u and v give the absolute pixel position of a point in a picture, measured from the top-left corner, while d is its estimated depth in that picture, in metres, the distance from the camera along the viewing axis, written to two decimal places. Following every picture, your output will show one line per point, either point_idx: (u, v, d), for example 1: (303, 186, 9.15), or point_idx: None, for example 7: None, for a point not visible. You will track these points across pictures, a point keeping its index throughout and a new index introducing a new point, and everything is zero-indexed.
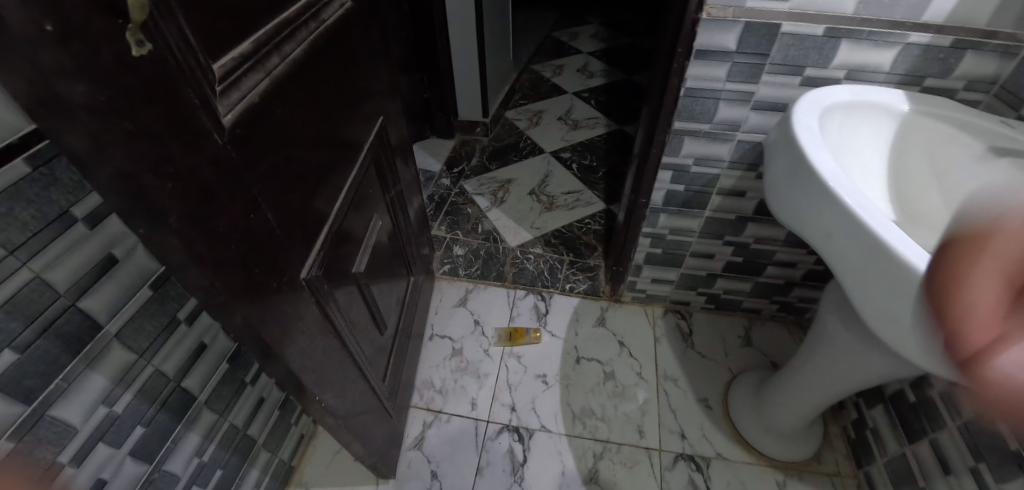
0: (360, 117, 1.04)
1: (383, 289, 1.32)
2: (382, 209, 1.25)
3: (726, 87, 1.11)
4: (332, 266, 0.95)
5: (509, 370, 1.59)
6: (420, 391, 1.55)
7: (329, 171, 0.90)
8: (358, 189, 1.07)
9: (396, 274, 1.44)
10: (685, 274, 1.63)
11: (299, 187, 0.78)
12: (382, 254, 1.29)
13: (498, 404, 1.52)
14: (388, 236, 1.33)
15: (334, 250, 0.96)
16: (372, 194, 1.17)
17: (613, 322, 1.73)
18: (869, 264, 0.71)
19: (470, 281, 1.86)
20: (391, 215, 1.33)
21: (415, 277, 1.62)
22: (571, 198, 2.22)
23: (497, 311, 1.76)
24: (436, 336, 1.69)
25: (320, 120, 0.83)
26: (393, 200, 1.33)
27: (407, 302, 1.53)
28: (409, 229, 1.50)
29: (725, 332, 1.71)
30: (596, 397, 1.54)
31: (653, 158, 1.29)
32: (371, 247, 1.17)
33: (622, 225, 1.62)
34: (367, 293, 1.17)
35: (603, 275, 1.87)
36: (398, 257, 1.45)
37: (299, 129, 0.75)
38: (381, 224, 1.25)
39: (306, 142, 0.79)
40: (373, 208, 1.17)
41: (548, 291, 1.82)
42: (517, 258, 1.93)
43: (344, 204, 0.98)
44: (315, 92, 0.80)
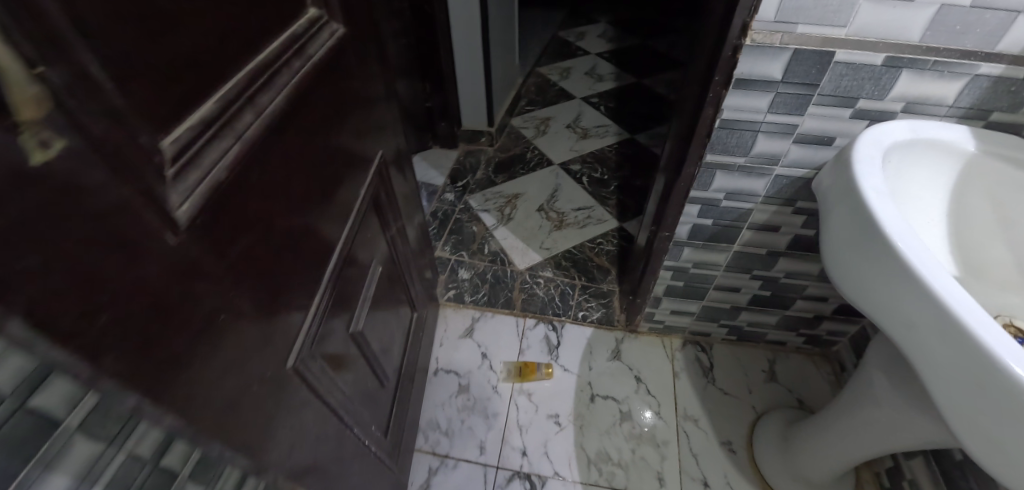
0: (356, 158, 0.92)
1: (383, 333, 1.21)
2: (382, 250, 1.14)
3: (766, 119, 0.99)
4: (326, 333, 0.84)
5: (519, 409, 1.48)
6: (425, 433, 1.44)
7: (320, 227, 0.78)
8: (355, 238, 0.95)
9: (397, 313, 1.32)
10: (708, 307, 1.51)
11: (282, 257, 0.66)
12: (382, 297, 1.17)
13: (508, 447, 1.40)
14: (389, 275, 1.21)
15: (328, 312, 0.84)
16: (371, 238, 1.05)
17: (629, 356, 1.61)
18: (940, 340, 0.62)
19: (476, 309, 1.75)
20: (392, 254, 1.21)
21: (419, 310, 1.51)
22: (581, 215, 2.11)
23: (505, 342, 1.65)
24: (441, 370, 1.58)
25: (307, 174, 0.71)
26: (394, 237, 1.21)
27: (410, 341, 1.42)
28: (410, 262, 1.39)
29: (749, 366, 1.58)
30: (613, 442, 1.41)
31: (679, 191, 1.18)
32: (371, 295, 1.06)
33: (642, 254, 1.50)
34: (365, 344, 1.05)
35: (618, 302, 1.75)
36: (400, 293, 1.34)
37: (280, 191, 0.64)
38: (380, 266, 1.13)
39: (289, 204, 0.67)
40: (372, 251, 1.06)
41: (560, 320, 1.71)
42: (526, 284, 1.82)
43: (340, 260, 0.87)
44: (301, 144, 0.68)
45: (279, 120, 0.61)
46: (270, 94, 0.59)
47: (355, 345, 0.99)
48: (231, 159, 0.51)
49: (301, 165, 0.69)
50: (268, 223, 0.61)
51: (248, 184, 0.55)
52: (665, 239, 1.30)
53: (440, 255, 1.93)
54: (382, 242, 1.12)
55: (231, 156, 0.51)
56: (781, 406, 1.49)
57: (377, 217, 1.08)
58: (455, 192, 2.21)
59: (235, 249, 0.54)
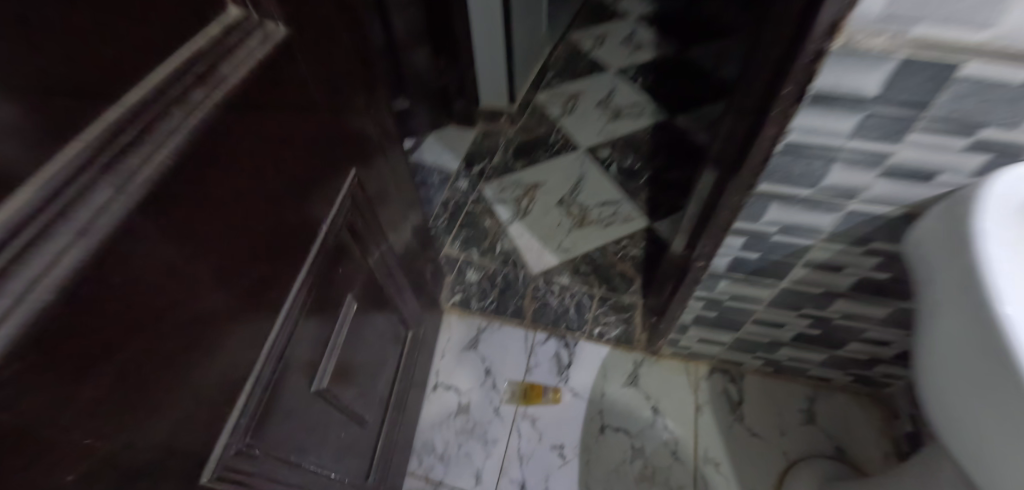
0: (322, 182, 0.74)
1: (370, 364, 1.08)
2: (367, 276, 0.98)
3: (847, 145, 0.76)
4: (281, 400, 0.71)
5: (521, 437, 1.35)
6: (419, 456, 1.34)
7: (264, 285, 0.63)
8: (324, 276, 0.79)
9: (390, 336, 1.18)
10: (742, 339, 1.30)
11: (201, 347, 0.51)
12: (364, 326, 1.01)
13: (505, 478, 1.28)
14: (377, 299, 1.06)
15: (282, 377, 0.70)
16: (350, 270, 0.89)
17: (646, 384, 1.42)
18: None
19: (482, 317, 1.60)
20: (380, 276, 1.05)
21: (416, 325, 1.35)
22: (606, 211, 1.89)
23: (512, 358, 1.51)
24: (440, 385, 1.46)
25: (232, 229, 0.54)
26: (383, 255, 1.05)
27: (404, 362, 1.27)
28: (405, 276, 1.24)
29: (784, 404, 1.37)
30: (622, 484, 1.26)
31: (724, 219, 0.96)
32: (346, 332, 0.91)
33: (672, 276, 1.30)
34: (337, 385, 0.92)
35: (640, 319, 1.54)
36: (394, 313, 1.18)
37: (185, 268, 0.47)
38: (362, 295, 0.97)
39: (203, 277, 0.51)
40: (351, 282, 0.91)
41: (573, 335, 1.53)
42: (539, 291, 1.63)
43: (297, 312, 0.71)
44: (219, 196, 0.51)
45: (171, 180, 0.43)
46: (152, 145, 0.41)
47: (324, 395, 0.86)
48: (70, 268, 0.34)
49: (221, 221, 0.52)
50: (169, 317, 0.46)
51: (120, 285, 0.39)
52: (700, 268, 1.10)
53: (448, 253, 1.76)
54: (365, 268, 0.96)
55: (71, 264, 0.34)
56: (818, 455, 1.29)
57: (359, 240, 0.91)
58: (468, 179, 2.02)
59: (110, 376, 0.39)
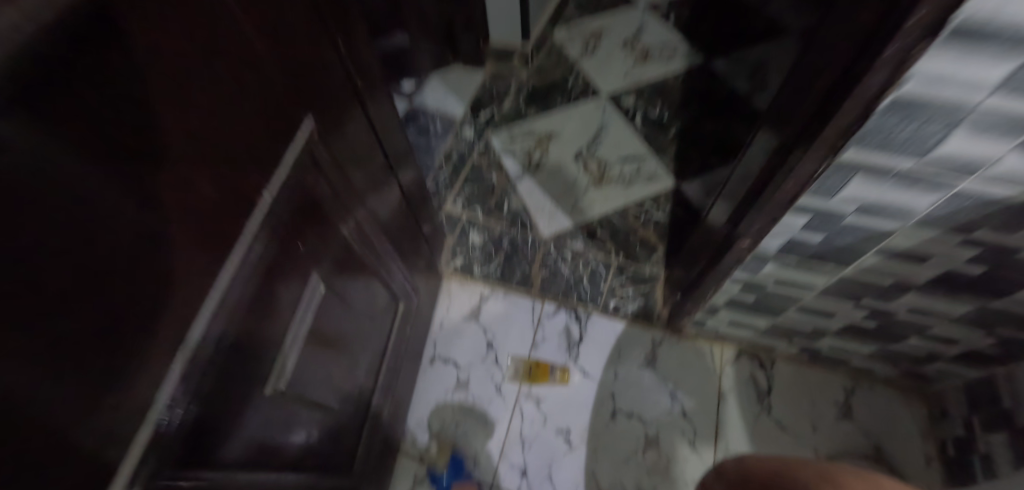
0: (289, 99, 0.54)
1: (358, 346, 0.94)
2: (340, 242, 0.80)
3: (985, 103, 0.53)
4: (235, 392, 0.55)
5: (524, 418, 1.21)
6: (414, 435, 1.22)
7: (220, 234, 0.44)
8: (288, 232, 0.61)
9: (380, 310, 1.03)
10: (780, 325, 1.14)
11: (125, 324, 0.33)
12: (343, 304, 0.84)
13: (505, 463, 1.17)
14: (355, 269, 0.89)
15: (236, 364, 0.53)
16: (318, 230, 0.71)
17: (664, 366, 1.26)
18: None
19: (486, 284, 1.40)
20: (356, 244, 0.87)
21: (411, 297, 1.18)
22: (628, 168, 1.68)
23: (516, 332, 1.31)
24: (438, 359, 1.29)
25: (167, 143, 0.35)
26: (360, 221, 0.87)
27: (396, 337, 1.12)
28: (396, 243, 1.07)
29: (818, 395, 1.23)
30: (633, 475, 1.15)
31: (787, 192, 0.77)
32: (320, 313, 0.75)
33: (706, 250, 1.11)
34: (315, 374, 0.78)
35: (660, 293, 1.36)
36: (380, 283, 1.01)
37: (90, 204, 0.29)
38: (337, 270, 0.81)
39: (127, 221, 0.32)
40: (321, 243, 0.73)
41: (585, 308, 1.34)
42: (549, 257, 1.43)
43: (257, 275, 0.54)
44: (135, 83, 0.31)
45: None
46: None
47: (295, 389, 0.71)
48: None
49: (143, 128, 0.32)
50: (61, 283, 0.27)
51: None
52: (745, 248, 0.92)
53: (449, 212, 1.58)
54: (338, 230, 0.78)
55: None
56: (852, 452, 1.17)
57: (331, 190, 0.72)
58: (476, 126, 1.80)
59: None
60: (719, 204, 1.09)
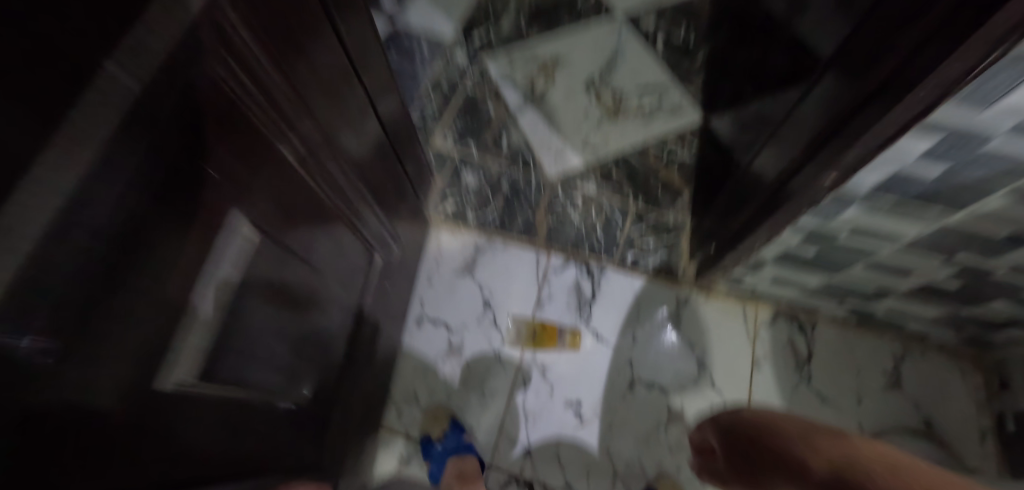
0: None
1: (324, 308, 0.74)
2: (282, 169, 0.52)
3: None
4: (102, 390, 0.30)
5: (527, 389, 1.03)
6: (400, 407, 1.04)
7: None
8: (184, 125, 0.33)
9: (353, 264, 0.82)
10: (834, 284, 0.95)
11: None
12: (300, 255, 0.63)
13: (505, 440, 1.01)
14: (312, 214, 0.64)
15: (86, 350, 0.28)
16: (245, 143, 0.43)
17: (689, 330, 1.08)
18: None
19: (481, 233, 1.18)
20: (308, 175, 0.60)
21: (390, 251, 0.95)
22: (649, 99, 1.37)
23: (517, 290, 1.12)
24: (426, 320, 1.10)
25: None
26: (314, 142, 0.59)
27: (369, 297, 0.90)
28: (373, 181, 0.84)
29: (863, 363, 1.07)
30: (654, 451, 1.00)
31: (924, 96, 0.48)
32: (249, 270, 0.50)
33: (758, 193, 0.87)
34: (262, 350, 0.57)
35: (686, 245, 1.16)
36: (347, 231, 0.78)
37: None
38: (281, 212, 0.55)
39: None
40: (248, 165, 0.45)
41: (599, 262, 1.13)
42: (555, 202, 1.20)
43: (101, 195, 0.26)
44: None
45: None
46: None
47: (223, 379, 0.48)
48: None
49: None
50: None
51: None
52: (826, 188, 0.67)
53: (437, 148, 1.32)
54: (277, 150, 0.50)
55: None
56: (899, 427, 1.03)
57: (269, 80, 0.44)
58: (467, 50, 1.41)
59: None
60: (778, 133, 0.83)
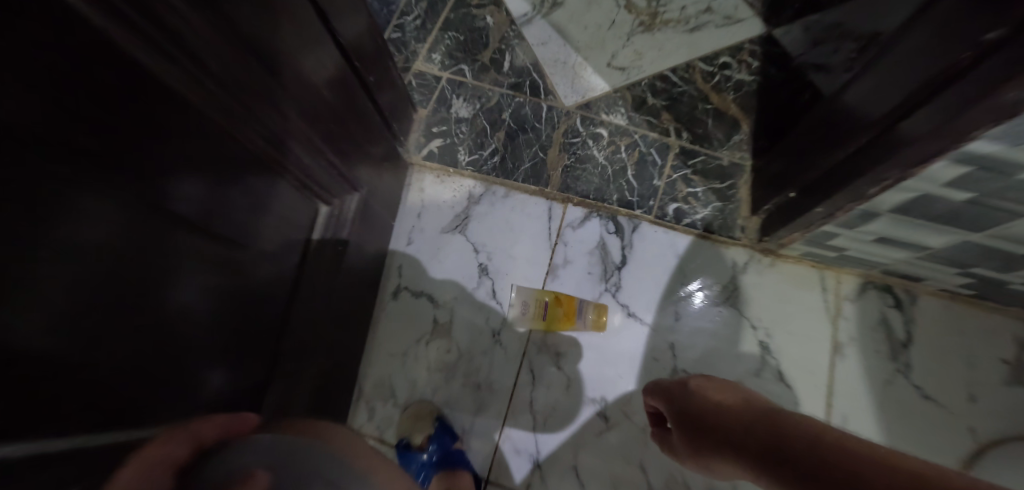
0: None
1: (238, 282, 0.47)
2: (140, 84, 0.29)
3: None
4: None
5: (535, 380, 0.79)
6: (372, 405, 0.80)
7: None
8: None
9: (290, 218, 0.56)
10: (971, 247, 0.65)
11: None
12: (223, 214, 0.42)
13: (506, 448, 0.77)
14: (234, 153, 0.42)
15: None
16: None
17: (750, 306, 0.82)
18: None
19: (475, 178, 0.90)
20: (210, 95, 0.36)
21: (346, 205, 0.66)
22: (696, 3, 1.00)
23: (523, 252, 0.86)
24: (406, 291, 0.85)
25: None
26: (205, 34, 0.34)
27: (307, 271, 0.60)
28: (321, 96, 0.56)
29: (979, 349, 0.80)
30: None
31: None
32: (98, 254, 0.29)
33: (877, 113, 0.57)
34: (164, 361, 0.38)
35: (747, 193, 0.87)
36: (275, 171, 0.51)
37: None
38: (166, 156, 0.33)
39: None
40: None
41: (631, 214, 0.86)
42: (573, 137, 0.92)
43: None
44: None
45: None
46: None
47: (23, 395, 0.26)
48: None
49: None
50: None
51: None
52: None
53: (421, 70, 0.99)
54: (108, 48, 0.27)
55: None
56: None
57: None
58: None
59: None
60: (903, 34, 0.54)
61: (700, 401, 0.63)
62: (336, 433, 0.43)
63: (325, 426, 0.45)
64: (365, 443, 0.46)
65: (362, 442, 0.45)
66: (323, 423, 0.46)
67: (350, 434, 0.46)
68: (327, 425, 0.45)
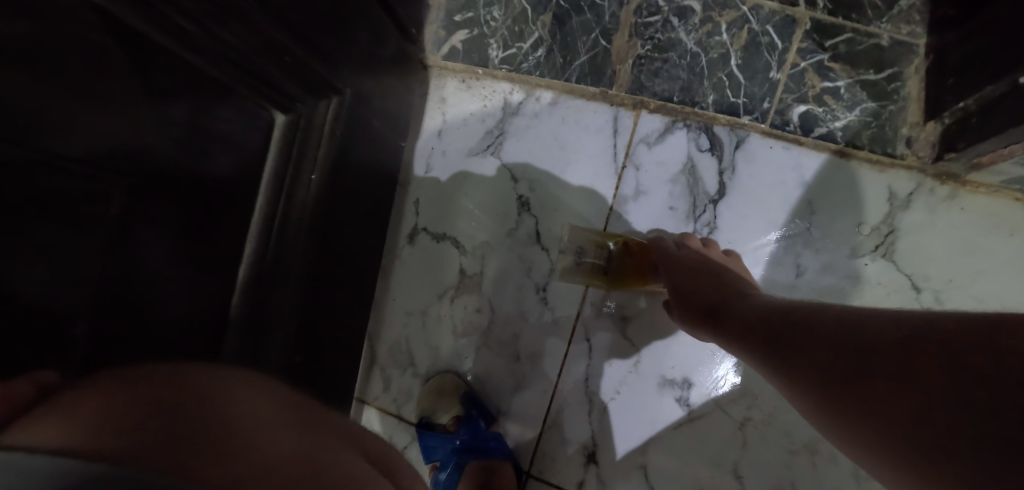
0: None
1: (129, 248, 0.29)
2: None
3: None
4: None
5: (592, 352, 0.60)
6: (387, 374, 0.65)
7: None
8: None
9: (229, 140, 0.36)
10: None
11: None
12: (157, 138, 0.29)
13: (555, 436, 0.60)
14: (153, 55, 0.28)
15: None
16: None
17: (906, 257, 0.57)
18: None
19: (510, 81, 0.65)
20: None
21: (317, 118, 0.45)
22: None
23: (578, 182, 0.63)
24: (423, 233, 0.67)
25: None
26: None
27: (287, 212, 0.43)
28: None
29: None
30: (820, 472, 0.55)
31: None
32: None
33: None
34: (87, 342, 0.28)
35: (916, 88, 0.58)
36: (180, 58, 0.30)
37: None
38: (4, 48, 0.21)
39: None
40: None
41: (734, 123, 0.60)
42: (650, 15, 0.62)
43: None
44: None
45: None
46: None
47: None
48: None
49: None
50: None
51: None
52: None
53: None
54: None
55: None
56: None
57: None
58: None
59: None
60: None
61: (695, 283, 0.50)
62: (213, 414, 0.23)
63: (206, 392, 0.25)
64: (270, 425, 0.25)
65: (267, 429, 0.25)
66: (196, 377, 0.26)
67: (245, 406, 0.26)
68: (208, 386, 0.25)
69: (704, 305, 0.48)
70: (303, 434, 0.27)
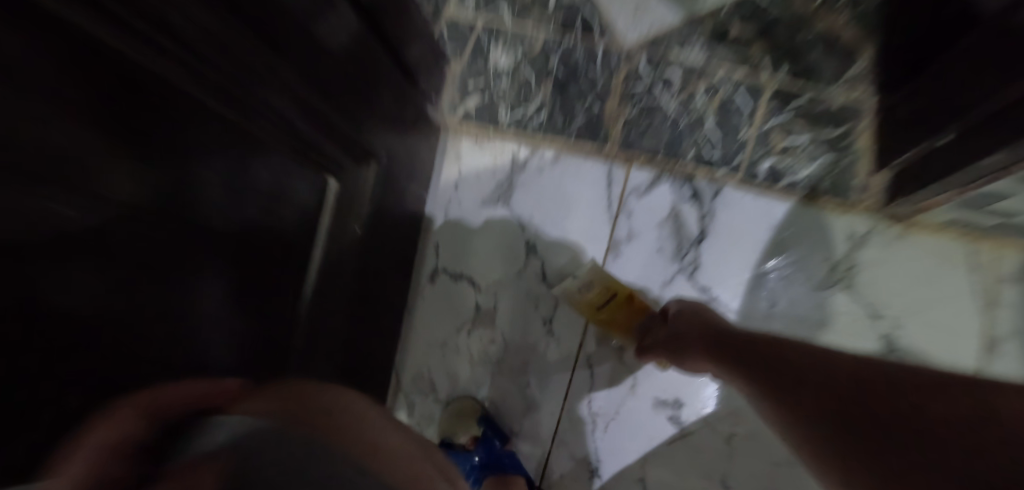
0: None
1: None
2: (91, 55, 0.20)
3: None
4: None
5: (594, 376, 0.68)
6: (411, 400, 0.72)
7: None
8: None
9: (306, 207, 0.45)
10: None
11: None
12: (239, 212, 0.33)
13: (562, 453, 0.67)
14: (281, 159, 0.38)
15: None
16: None
17: (868, 288, 0.65)
18: None
19: (517, 140, 0.76)
20: (194, 73, 0.26)
21: (359, 181, 0.55)
22: None
23: (578, 227, 0.73)
24: (443, 273, 0.75)
25: None
26: (214, 32, 0.26)
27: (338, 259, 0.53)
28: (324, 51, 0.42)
29: None
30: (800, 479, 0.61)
31: None
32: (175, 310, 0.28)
33: None
34: None
35: (866, 143, 0.68)
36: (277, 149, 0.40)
37: None
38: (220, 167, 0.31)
39: None
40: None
41: (712, 175, 0.70)
42: (637, 84, 0.73)
43: None
44: None
45: None
46: None
47: None
48: None
49: None
50: None
51: None
52: None
53: (452, 17, 0.76)
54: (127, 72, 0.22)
55: None
56: None
57: None
58: None
59: None
60: None
61: (689, 325, 0.57)
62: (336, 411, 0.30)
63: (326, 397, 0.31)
64: (370, 427, 0.33)
65: (371, 428, 0.32)
66: (313, 389, 0.32)
67: (349, 411, 0.32)
68: (328, 394, 0.32)
69: (721, 340, 0.53)
70: (391, 437, 0.34)
